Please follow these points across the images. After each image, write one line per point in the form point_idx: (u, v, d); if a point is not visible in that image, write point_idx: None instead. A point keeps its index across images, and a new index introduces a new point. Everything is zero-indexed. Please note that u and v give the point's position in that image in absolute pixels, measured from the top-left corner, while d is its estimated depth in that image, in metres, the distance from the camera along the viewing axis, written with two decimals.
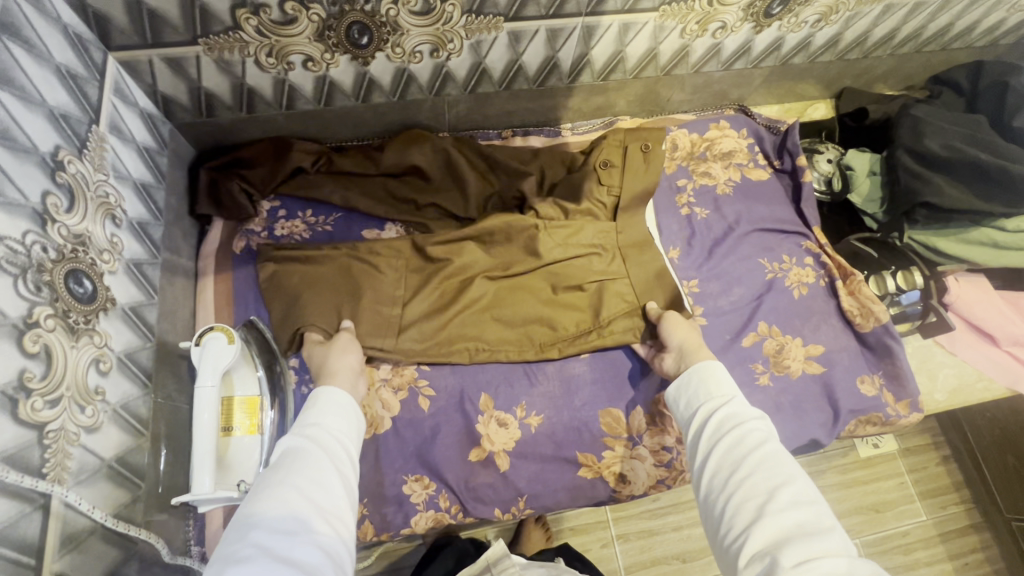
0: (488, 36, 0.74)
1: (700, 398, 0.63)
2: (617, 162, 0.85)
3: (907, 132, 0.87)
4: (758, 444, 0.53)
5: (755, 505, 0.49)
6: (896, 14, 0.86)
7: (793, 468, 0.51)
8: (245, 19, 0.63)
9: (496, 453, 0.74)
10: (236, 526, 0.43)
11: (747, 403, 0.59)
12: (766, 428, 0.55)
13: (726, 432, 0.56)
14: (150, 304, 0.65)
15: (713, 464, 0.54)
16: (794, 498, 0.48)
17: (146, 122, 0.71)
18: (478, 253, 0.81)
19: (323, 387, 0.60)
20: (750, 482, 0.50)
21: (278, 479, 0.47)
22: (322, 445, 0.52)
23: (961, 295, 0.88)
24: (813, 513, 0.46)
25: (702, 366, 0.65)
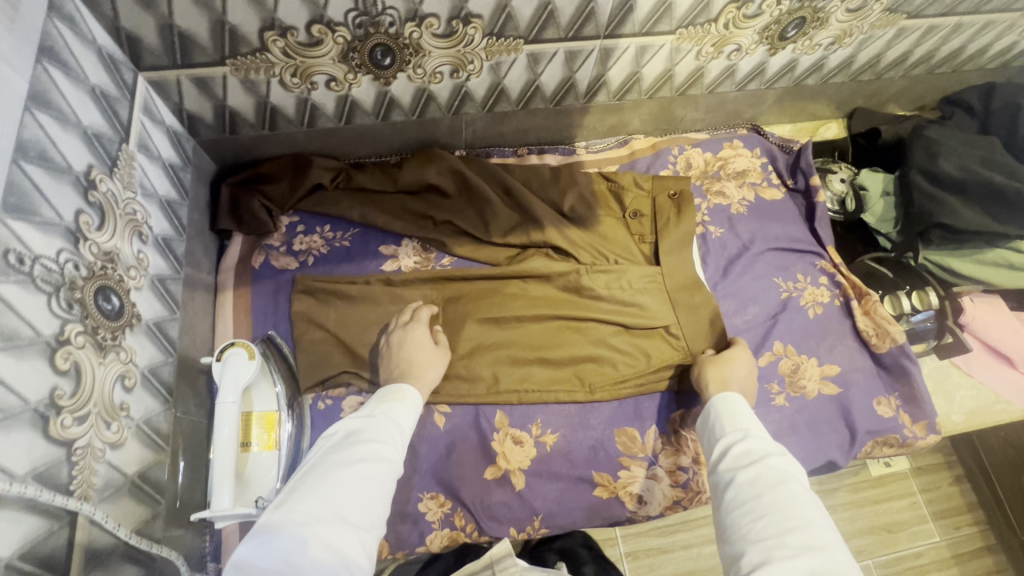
0: (508, 58, 0.75)
1: (723, 430, 0.62)
2: (648, 212, 0.88)
3: (920, 154, 0.88)
4: (777, 485, 0.53)
5: (767, 543, 0.49)
6: (909, 37, 0.87)
7: (811, 509, 0.51)
8: (273, 41, 0.65)
9: (512, 471, 0.74)
10: (300, 489, 0.49)
11: (768, 441, 0.59)
12: (788, 466, 0.55)
13: (745, 466, 0.56)
14: (173, 319, 0.66)
15: (731, 494, 0.54)
16: (809, 543, 0.48)
17: (171, 138, 0.72)
18: (515, 290, 0.83)
19: (402, 385, 0.65)
20: (763, 522, 0.50)
21: (344, 460, 0.52)
22: (386, 439, 0.57)
23: (976, 317, 0.88)
24: (829, 561, 0.46)
25: (721, 402, 0.66)
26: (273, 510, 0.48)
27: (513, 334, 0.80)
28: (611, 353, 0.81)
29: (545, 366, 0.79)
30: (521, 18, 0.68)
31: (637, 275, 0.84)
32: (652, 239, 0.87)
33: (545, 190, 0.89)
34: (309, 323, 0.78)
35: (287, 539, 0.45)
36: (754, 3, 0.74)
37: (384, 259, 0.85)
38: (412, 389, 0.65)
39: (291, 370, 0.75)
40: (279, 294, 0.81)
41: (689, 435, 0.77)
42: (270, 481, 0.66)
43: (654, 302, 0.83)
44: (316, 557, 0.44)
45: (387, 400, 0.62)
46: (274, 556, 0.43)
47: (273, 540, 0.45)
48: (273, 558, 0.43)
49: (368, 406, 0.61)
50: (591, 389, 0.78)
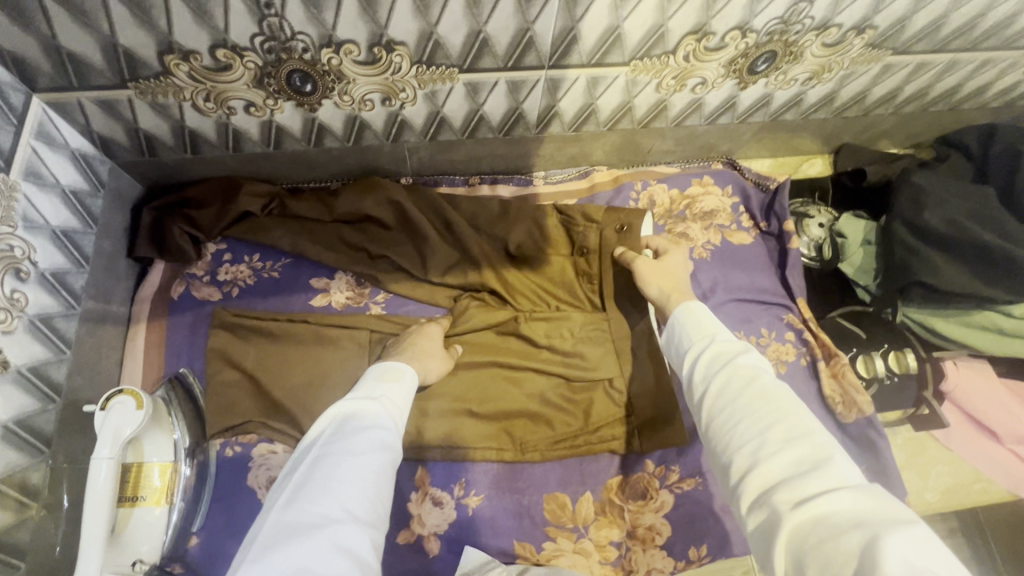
0: (443, 86, 0.69)
1: (688, 339, 0.56)
2: (594, 247, 0.79)
3: (906, 203, 0.80)
4: (752, 377, 0.48)
5: (753, 448, 0.44)
6: (898, 73, 0.79)
7: (788, 397, 0.46)
8: (175, 65, 0.60)
9: (426, 536, 0.68)
10: (308, 486, 0.46)
11: (735, 338, 0.54)
12: (758, 356, 0.51)
13: (716, 368, 0.51)
14: (57, 362, 0.62)
15: (708, 402, 0.49)
16: (791, 434, 0.43)
17: (77, 163, 0.67)
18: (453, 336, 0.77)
19: (397, 367, 0.62)
20: (743, 425, 0.46)
21: (352, 451, 0.49)
22: (386, 420, 0.54)
23: (959, 385, 0.79)
24: (810, 445, 0.42)
25: (687, 312, 0.59)
26: (278, 513, 0.44)
27: (443, 382, 0.74)
28: (548, 409, 0.74)
29: (473, 420, 0.73)
30: (451, 46, 0.62)
31: (581, 326, 0.78)
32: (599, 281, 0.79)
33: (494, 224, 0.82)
34: (225, 361, 0.73)
35: (305, 542, 0.41)
36: (716, 36, 0.67)
37: (313, 292, 0.80)
38: (407, 370, 0.62)
39: (200, 414, 0.71)
40: (197, 329, 0.76)
41: (626, 506, 0.71)
42: (155, 539, 0.63)
43: (599, 353, 0.76)
44: (338, 557, 0.41)
45: (383, 380, 0.59)
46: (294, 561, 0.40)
47: (287, 544, 0.41)
48: (292, 560, 0.40)
49: (364, 387, 0.58)
50: (523, 449, 0.72)
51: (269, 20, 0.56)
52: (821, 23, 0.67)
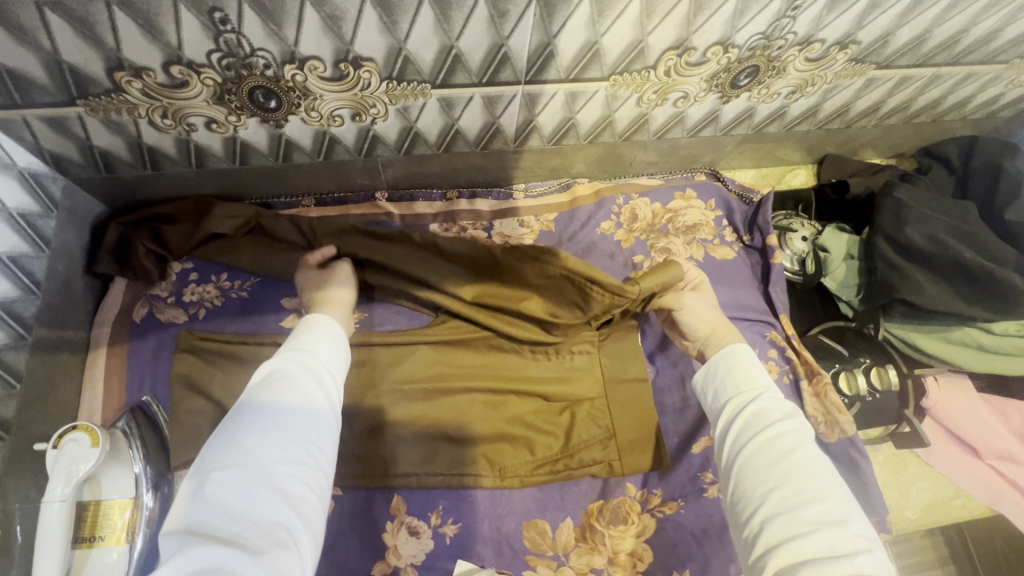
0: (416, 102, 0.66)
1: (731, 391, 0.57)
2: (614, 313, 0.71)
3: (887, 218, 0.79)
4: (794, 448, 0.49)
5: (786, 516, 0.44)
6: (881, 87, 0.78)
7: (829, 477, 0.47)
8: (127, 82, 0.56)
9: (402, 568, 0.66)
10: (231, 432, 0.44)
11: (784, 402, 0.54)
12: (802, 428, 0.51)
13: (756, 429, 0.52)
14: (6, 398, 0.60)
15: (745, 460, 0.50)
16: (829, 515, 0.44)
17: (26, 183, 0.63)
18: (433, 356, 0.74)
19: (317, 321, 0.59)
20: (778, 493, 0.46)
21: (279, 401, 0.46)
22: (317, 367, 0.52)
23: (940, 402, 0.79)
24: (846, 534, 0.42)
25: (732, 353, 0.60)
26: (201, 463, 0.42)
27: (421, 404, 0.72)
28: (530, 432, 0.72)
29: (451, 445, 0.71)
30: (422, 62, 0.59)
31: (569, 347, 0.76)
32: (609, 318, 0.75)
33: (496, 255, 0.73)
34: (189, 387, 0.69)
35: (232, 489, 0.39)
36: (698, 51, 0.65)
37: (284, 312, 0.76)
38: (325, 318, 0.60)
39: (164, 441, 0.67)
40: (159, 355, 0.72)
41: (607, 531, 0.70)
42: None
43: (585, 373, 0.75)
44: (274, 503, 0.40)
45: (304, 335, 0.56)
46: (223, 508, 0.38)
47: (225, 478, 0.40)
48: (232, 495, 0.39)
49: (292, 342, 0.54)
50: (502, 474, 0.70)
51: (226, 36, 0.53)
52: (804, 38, 0.65)
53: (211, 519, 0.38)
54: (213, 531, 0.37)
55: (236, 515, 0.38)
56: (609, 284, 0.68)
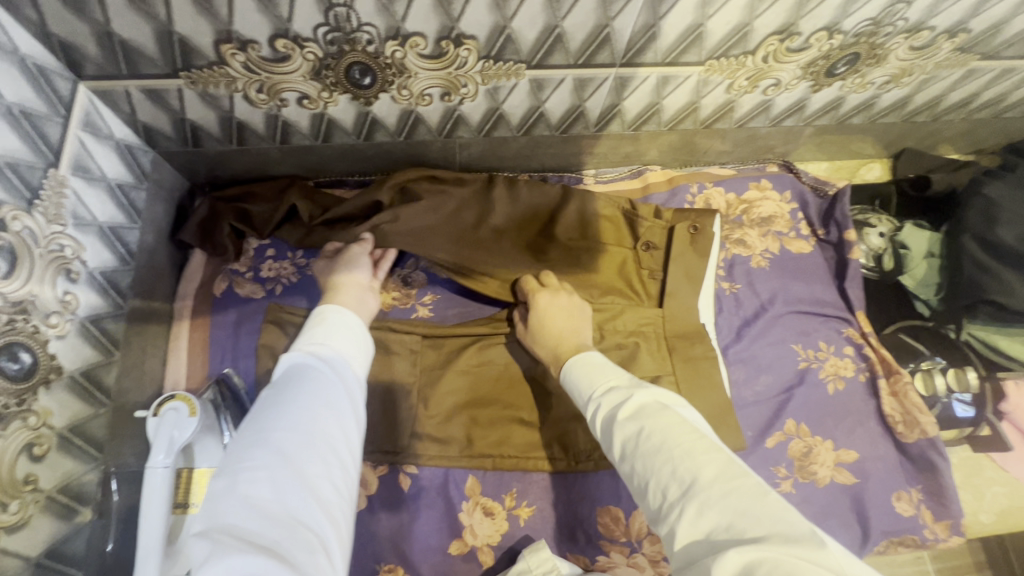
0: (507, 82, 0.65)
1: (583, 395, 0.58)
2: (660, 244, 0.78)
3: (976, 217, 0.77)
4: (641, 426, 0.48)
5: (662, 505, 0.43)
6: (980, 78, 0.75)
7: (674, 435, 0.46)
8: (231, 55, 0.56)
9: (479, 547, 0.67)
10: (247, 441, 0.44)
11: (619, 387, 0.55)
12: (643, 397, 0.51)
13: (609, 429, 0.52)
14: (108, 364, 0.59)
15: (619, 458, 0.49)
16: (687, 481, 0.43)
17: (122, 155, 0.64)
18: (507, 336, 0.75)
19: (327, 310, 0.60)
20: (649, 475, 0.45)
21: (313, 400, 0.47)
22: (348, 375, 0.53)
23: (1019, 405, 0.77)
24: (705, 495, 0.41)
25: (578, 364, 0.61)
26: (227, 465, 0.42)
27: (492, 377, 0.73)
28: None
29: (524, 428, 0.71)
30: (523, 41, 0.58)
31: (633, 318, 0.76)
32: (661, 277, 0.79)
33: (559, 196, 0.81)
34: (273, 361, 0.70)
35: (258, 491, 0.40)
36: (802, 36, 0.63)
37: None
38: (335, 309, 0.60)
39: (246, 415, 0.68)
40: (239, 328, 0.73)
41: None
42: None
43: (652, 353, 0.74)
44: (302, 507, 0.40)
45: (356, 345, 0.58)
46: (245, 516, 0.38)
47: (249, 492, 0.39)
48: (258, 510, 0.38)
49: (311, 336, 0.56)
50: (576, 458, 0.70)
51: (337, 10, 0.52)
52: (914, 25, 0.63)
53: (238, 521, 0.38)
54: (237, 536, 0.37)
55: (264, 518, 0.38)
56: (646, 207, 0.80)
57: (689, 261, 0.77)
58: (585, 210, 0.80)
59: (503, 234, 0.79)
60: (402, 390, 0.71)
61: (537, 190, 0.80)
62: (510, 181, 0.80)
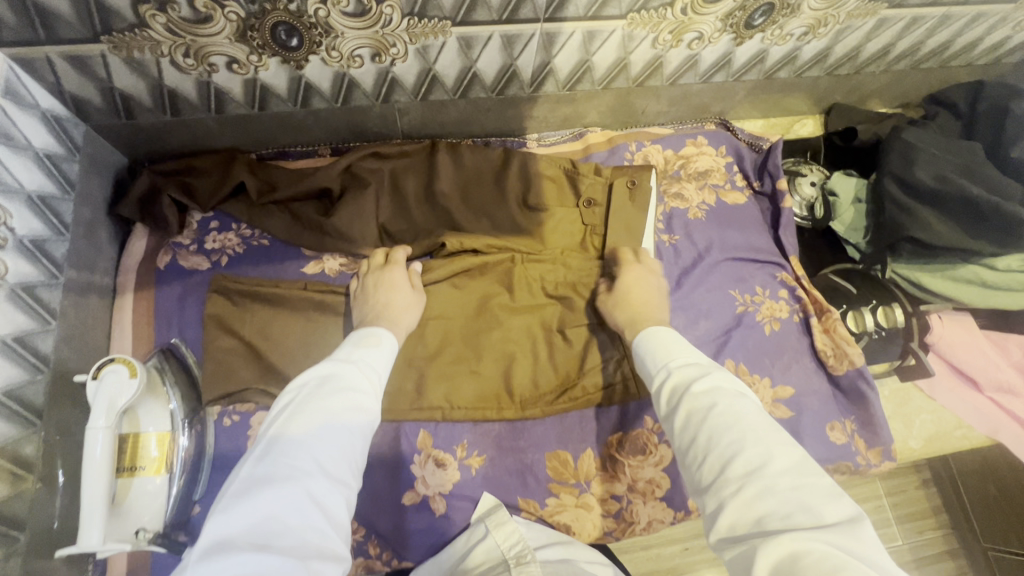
0: (435, 41, 0.66)
1: (649, 366, 0.57)
2: (601, 201, 0.81)
3: (896, 160, 0.80)
4: (715, 402, 0.48)
5: (718, 480, 0.44)
6: (892, 28, 0.79)
7: (749, 422, 0.46)
8: (151, 16, 0.56)
9: (432, 496, 0.69)
10: (276, 440, 0.44)
11: (695, 364, 0.54)
12: (720, 377, 0.51)
13: (678, 398, 0.51)
14: (44, 332, 0.59)
15: (679, 427, 0.49)
16: (752, 464, 0.43)
17: (50, 125, 0.63)
18: (452, 290, 0.77)
19: (366, 329, 0.61)
20: (711, 450, 0.46)
21: (338, 408, 0.48)
22: (371, 388, 0.53)
23: (942, 336, 0.82)
24: (771, 482, 0.41)
25: (648, 336, 0.61)
26: (251, 462, 0.43)
27: (438, 331, 0.75)
28: (546, 361, 0.75)
29: (474, 380, 0.73)
30: None
31: (577, 276, 0.79)
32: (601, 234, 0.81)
33: (502, 159, 0.83)
34: (219, 328, 0.71)
35: (278, 493, 0.40)
36: None
37: (306, 259, 0.78)
38: (385, 332, 0.61)
39: (196, 383, 0.69)
40: (186, 299, 0.74)
41: (626, 461, 0.72)
42: (156, 508, 0.62)
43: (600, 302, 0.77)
44: (311, 515, 0.40)
45: (363, 347, 0.57)
46: (259, 518, 0.38)
47: (267, 496, 0.40)
48: (271, 515, 0.39)
49: (342, 350, 0.56)
50: (523, 406, 0.73)
51: None
52: None
53: (253, 522, 0.38)
54: (245, 540, 0.37)
55: (274, 525, 0.38)
56: (588, 165, 0.82)
57: (628, 215, 0.80)
58: (527, 170, 0.82)
59: (449, 197, 0.80)
60: None
61: (480, 153, 0.82)
62: (452, 147, 0.82)
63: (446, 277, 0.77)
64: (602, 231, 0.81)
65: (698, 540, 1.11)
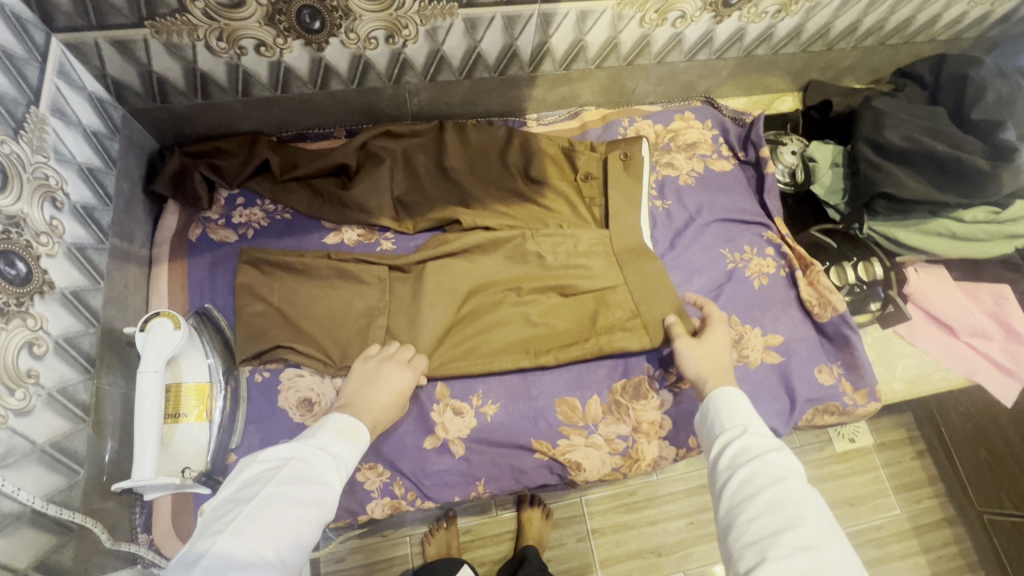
0: (444, 23, 0.73)
1: (720, 423, 0.60)
2: (597, 174, 0.88)
3: (867, 125, 0.87)
4: (778, 479, 0.51)
5: (761, 547, 0.47)
6: (857, 5, 0.87)
7: (811, 507, 0.49)
8: (191, 2, 0.63)
9: (451, 440, 0.74)
10: (226, 530, 0.44)
11: (765, 435, 0.57)
12: (787, 461, 0.54)
13: (741, 464, 0.54)
14: (95, 290, 0.65)
15: (733, 490, 0.53)
16: (804, 544, 0.46)
17: (95, 106, 0.69)
18: (469, 261, 0.81)
19: (330, 415, 0.60)
20: (764, 521, 0.49)
21: (288, 504, 0.47)
22: (330, 482, 0.52)
23: (919, 286, 0.88)
24: (820, 564, 0.45)
25: (721, 394, 0.62)
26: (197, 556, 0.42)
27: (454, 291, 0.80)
28: (558, 320, 0.79)
29: (491, 339, 0.77)
30: None
31: (582, 242, 0.84)
32: (598, 205, 0.87)
33: (507, 136, 0.89)
34: (250, 292, 0.77)
35: None
36: None
37: (326, 231, 0.84)
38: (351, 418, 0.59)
39: (230, 345, 0.74)
40: (216, 268, 0.79)
41: (631, 405, 0.77)
42: (201, 453, 0.67)
43: (604, 265, 0.82)
44: None
45: (340, 438, 0.56)
46: None
47: None
48: None
49: (320, 437, 0.56)
50: (536, 357, 0.77)
51: None
52: None
53: None
54: None
55: None
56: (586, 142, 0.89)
57: (624, 183, 0.86)
58: (528, 146, 0.88)
59: (458, 170, 0.87)
60: (373, 308, 0.78)
61: (487, 132, 0.89)
62: (460, 127, 0.89)
63: (460, 247, 0.82)
64: (599, 199, 0.87)
65: (703, 514, 1.15)
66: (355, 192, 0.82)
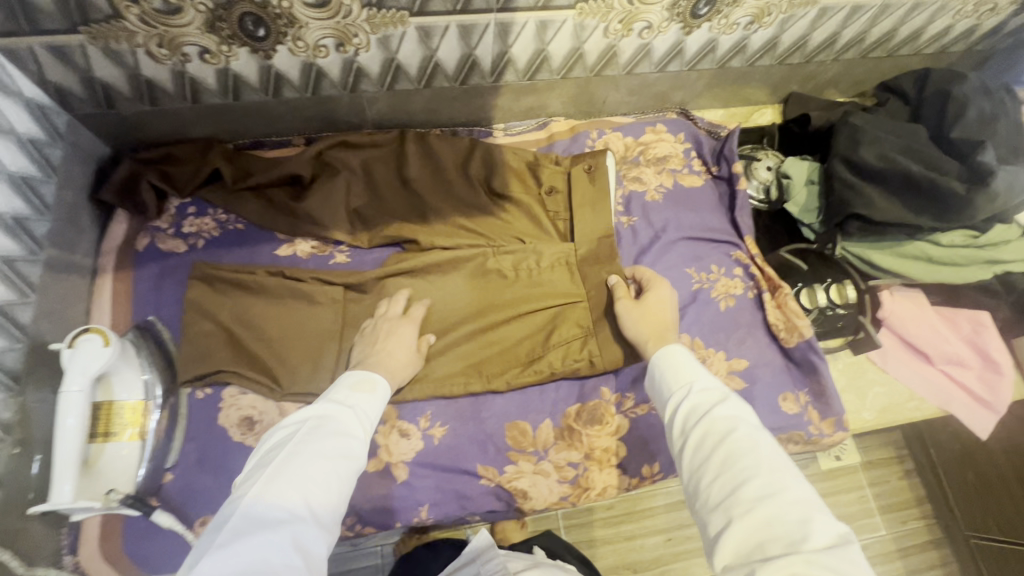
0: (396, 31, 0.70)
1: (666, 388, 0.57)
2: (562, 188, 0.84)
3: (844, 141, 0.83)
4: (731, 429, 0.50)
5: (727, 504, 0.46)
6: (834, 17, 0.83)
7: (766, 448, 0.48)
8: (125, 7, 0.61)
9: (394, 463, 0.72)
10: (262, 482, 0.45)
11: (712, 386, 0.55)
12: (739, 408, 0.52)
13: (694, 421, 0.52)
14: (23, 304, 0.63)
15: (691, 454, 0.51)
16: (767, 488, 0.45)
17: (34, 112, 0.67)
18: (422, 279, 0.79)
19: (350, 372, 0.63)
20: (723, 476, 0.47)
21: (319, 455, 0.48)
22: (358, 434, 0.54)
23: (893, 311, 0.85)
24: (781, 507, 0.43)
25: (664, 355, 0.60)
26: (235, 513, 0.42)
27: None
28: (514, 340, 0.77)
29: (443, 361, 0.75)
30: None
31: (543, 260, 0.80)
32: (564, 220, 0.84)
33: (471, 146, 0.86)
34: (193, 306, 0.74)
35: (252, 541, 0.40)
36: None
37: (278, 242, 0.82)
38: (379, 377, 0.62)
39: (172, 360, 0.72)
40: (162, 280, 0.78)
41: (584, 430, 0.75)
42: (129, 473, 0.66)
43: (566, 281, 0.79)
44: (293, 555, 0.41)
45: (358, 391, 0.59)
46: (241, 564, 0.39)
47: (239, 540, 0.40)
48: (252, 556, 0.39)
49: (338, 393, 0.58)
50: (489, 380, 0.75)
51: None
52: None
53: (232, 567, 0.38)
54: None
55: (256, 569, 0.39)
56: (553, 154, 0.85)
57: (591, 197, 0.82)
58: (490, 159, 0.85)
59: (417, 181, 0.84)
60: (320, 325, 0.75)
61: (451, 141, 0.86)
62: (421, 137, 0.86)
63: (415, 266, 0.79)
64: (564, 214, 0.84)
65: (682, 531, 1.12)
66: (308, 203, 0.80)
